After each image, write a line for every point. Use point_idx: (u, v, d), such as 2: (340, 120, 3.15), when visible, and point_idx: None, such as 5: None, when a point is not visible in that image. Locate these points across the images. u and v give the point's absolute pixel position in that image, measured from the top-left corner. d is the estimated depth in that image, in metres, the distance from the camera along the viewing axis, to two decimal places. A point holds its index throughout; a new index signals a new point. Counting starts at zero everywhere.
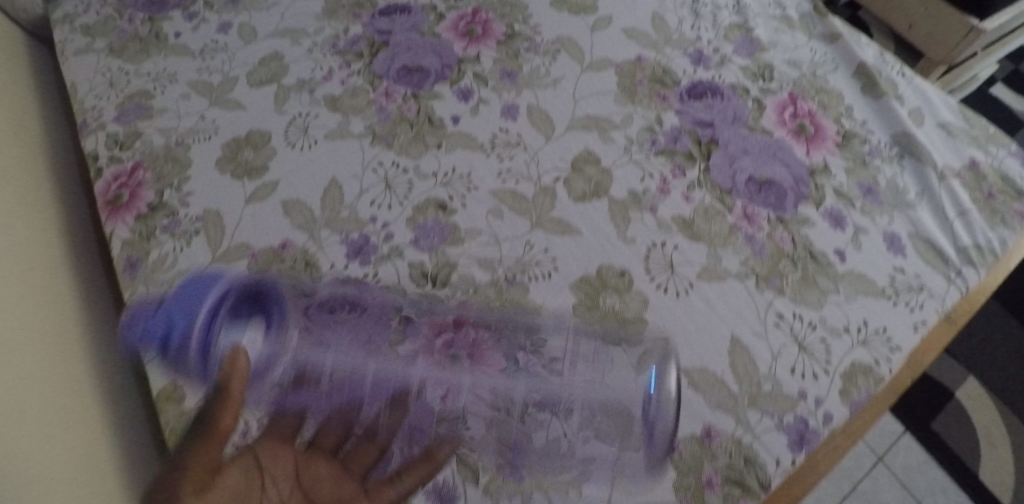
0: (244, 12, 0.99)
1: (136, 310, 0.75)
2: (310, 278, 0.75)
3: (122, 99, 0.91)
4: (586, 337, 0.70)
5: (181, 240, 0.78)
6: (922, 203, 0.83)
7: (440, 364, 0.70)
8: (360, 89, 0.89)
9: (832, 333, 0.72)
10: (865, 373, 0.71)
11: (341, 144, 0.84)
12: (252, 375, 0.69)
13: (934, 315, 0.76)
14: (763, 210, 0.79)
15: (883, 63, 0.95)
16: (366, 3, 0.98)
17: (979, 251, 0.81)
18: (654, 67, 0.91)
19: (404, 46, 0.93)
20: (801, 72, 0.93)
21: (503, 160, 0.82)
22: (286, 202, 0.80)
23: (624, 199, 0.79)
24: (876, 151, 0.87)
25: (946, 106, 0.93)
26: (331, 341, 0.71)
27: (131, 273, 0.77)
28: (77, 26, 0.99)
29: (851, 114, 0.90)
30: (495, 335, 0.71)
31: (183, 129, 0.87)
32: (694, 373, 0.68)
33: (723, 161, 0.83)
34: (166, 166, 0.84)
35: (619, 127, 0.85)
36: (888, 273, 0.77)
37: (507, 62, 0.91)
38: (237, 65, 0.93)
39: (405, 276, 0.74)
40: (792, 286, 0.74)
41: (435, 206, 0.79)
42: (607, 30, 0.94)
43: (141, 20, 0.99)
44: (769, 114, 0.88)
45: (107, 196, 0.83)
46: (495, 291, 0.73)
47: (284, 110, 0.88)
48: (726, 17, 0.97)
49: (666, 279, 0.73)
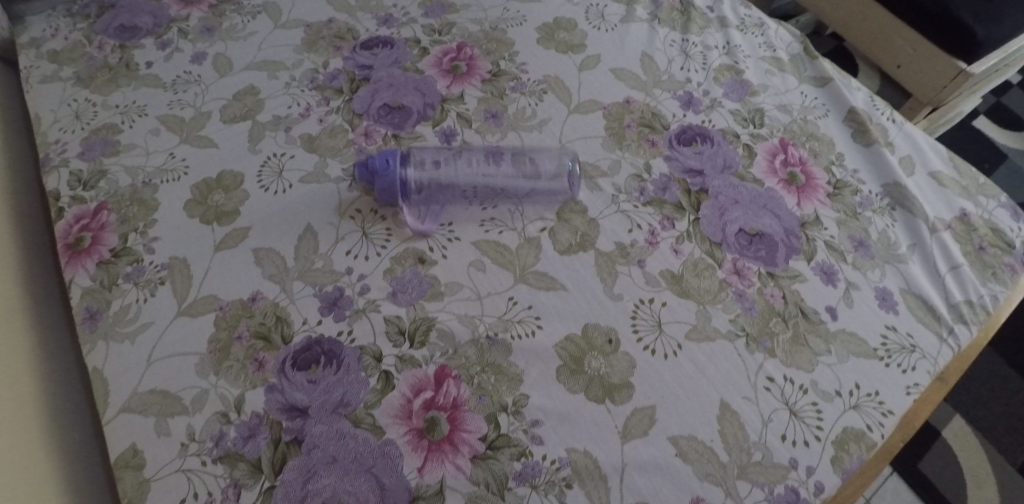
0: (221, 41, 0.92)
1: (94, 367, 0.71)
2: (280, 334, 0.72)
3: (88, 133, 0.84)
4: (570, 401, 0.69)
5: (145, 290, 0.74)
6: (913, 256, 0.81)
7: (418, 425, 0.67)
8: (338, 128, 0.84)
9: (823, 397, 0.71)
10: (858, 439, 0.70)
11: (317, 188, 0.80)
12: (218, 441, 0.67)
13: (927, 376, 0.74)
14: (753, 264, 0.77)
15: (872, 108, 0.92)
16: (347, 34, 0.93)
17: (972, 308, 0.78)
18: (644, 110, 0.88)
19: (386, 82, 0.88)
20: (791, 117, 0.90)
21: (486, 208, 0.80)
22: (257, 250, 0.76)
23: (610, 251, 0.77)
24: (868, 203, 0.84)
25: (936, 154, 0.90)
26: (304, 402, 0.68)
27: (91, 326, 0.73)
28: (44, 52, 0.91)
29: (841, 162, 0.87)
30: (476, 396, 0.69)
31: (152, 168, 0.81)
32: (682, 441, 0.68)
33: (712, 212, 0.80)
34: (131, 208, 0.79)
35: (606, 174, 0.83)
36: (880, 332, 0.75)
37: (492, 101, 0.88)
38: (211, 99, 0.86)
39: (380, 333, 0.72)
40: (782, 346, 0.73)
41: (415, 257, 0.76)
42: (595, 70, 0.91)
43: (112, 47, 0.91)
44: (760, 161, 0.85)
45: (67, 239, 0.77)
46: (476, 351, 0.71)
47: (258, 149, 0.83)
48: (717, 58, 0.94)
49: (654, 340, 0.72)
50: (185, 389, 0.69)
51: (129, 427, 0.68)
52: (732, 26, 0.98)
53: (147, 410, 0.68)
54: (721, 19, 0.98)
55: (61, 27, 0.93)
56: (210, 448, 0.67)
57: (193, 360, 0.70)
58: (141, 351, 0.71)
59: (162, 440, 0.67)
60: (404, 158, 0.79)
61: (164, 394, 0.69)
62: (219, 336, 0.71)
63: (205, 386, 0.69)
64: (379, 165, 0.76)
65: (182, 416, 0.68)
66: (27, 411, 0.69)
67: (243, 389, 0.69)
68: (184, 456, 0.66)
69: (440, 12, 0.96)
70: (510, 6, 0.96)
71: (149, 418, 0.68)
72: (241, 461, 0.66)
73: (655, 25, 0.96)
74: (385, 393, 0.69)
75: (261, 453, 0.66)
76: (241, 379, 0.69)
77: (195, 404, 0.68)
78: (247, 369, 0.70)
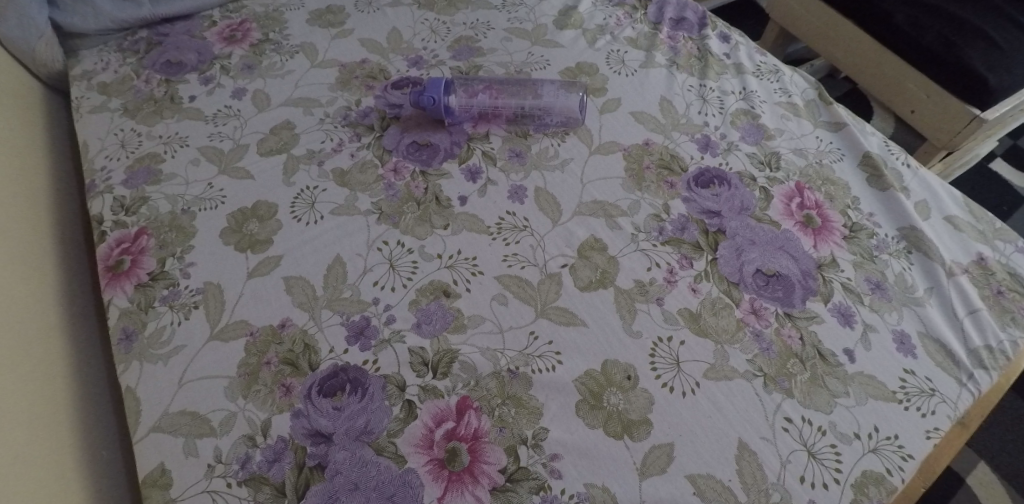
0: (260, 78, 0.96)
1: (128, 387, 0.73)
2: (307, 361, 0.74)
3: (131, 162, 0.88)
4: (589, 435, 0.70)
5: (179, 313, 0.77)
6: (931, 300, 0.81)
7: (439, 455, 0.69)
8: (369, 163, 0.88)
9: (841, 438, 0.71)
10: (877, 482, 0.70)
11: (347, 220, 0.83)
12: (244, 464, 0.69)
13: (946, 421, 0.74)
14: (771, 304, 0.79)
15: (887, 153, 0.93)
16: (378, 74, 0.97)
17: (991, 353, 0.78)
18: (663, 152, 0.90)
19: (414, 121, 0.92)
20: (807, 161, 0.91)
21: (509, 244, 0.82)
22: (288, 278, 0.79)
23: (630, 288, 0.79)
24: (884, 246, 0.85)
25: (952, 198, 0.90)
26: (328, 428, 0.70)
27: (126, 347, 0.75)
28: (94, 84, 0.96)
29: (857, 205, 0.88)
30: (496, 428, 0.71)
31: (191, 197, 0.85)
32: (699, 479, 0.69)
33: (730, 252, 0.82)
34: (169, 234, 0.82)
35: (626, 213, 0.85)
36: (899, 375, 0.76)
37: (516, 141, 0.91)
38: (249, 132, 0.90)
39: (404, 363, 0.73)
40: (800, 387, 0.74)
41: (439, 289, 0.78)
42: (616, 112, 0.94)
43: (158, 81, 0.96)
44: (776, 204, 0.86)
45: (108, 262, 0.81)
46: (498, 384, 0.73)
47: (291, 181, 0.86)
48: (734, 102, 0.96)
49: (673, 377, 0.73)
50: (213, 412, 0.71)
51: (158, 446, 0.70)
52: (748, 72, 1.00)
53: (177, 430, 0.70)
54: (737, 65, 1.01)
55: (111, 61, 0.98)
56: (235, 471, 0.68)
57: (222, 383, 0.72)
58: (173, 373, 0.73)
59: (190, 461, 0.69)
60: (449, 86, 0.89)
61: (194, 415, 0.71)
62: (249, 361, 0.74)
63: (233, 409, 0.71)
64: (429, 99, 0.88)
65: (210, 438, 0.70)
66: (61, 426, 0.71)
67: (269, 414, 0.71)
68: (210, 478, 0.68)
69: (468, 55, 0.99)
70: (535, 50, 1.00)
71: (178, 438, 0.70)
72: (265, 485, 0.68)
73: (674, 70, 0.99)
74: (408, 422, 0.71)
75: (285, 477, 0.68)
76: (268, 403, 0.71)
77: (223, 426, 0.70)
78: (274, 394, 0.72)
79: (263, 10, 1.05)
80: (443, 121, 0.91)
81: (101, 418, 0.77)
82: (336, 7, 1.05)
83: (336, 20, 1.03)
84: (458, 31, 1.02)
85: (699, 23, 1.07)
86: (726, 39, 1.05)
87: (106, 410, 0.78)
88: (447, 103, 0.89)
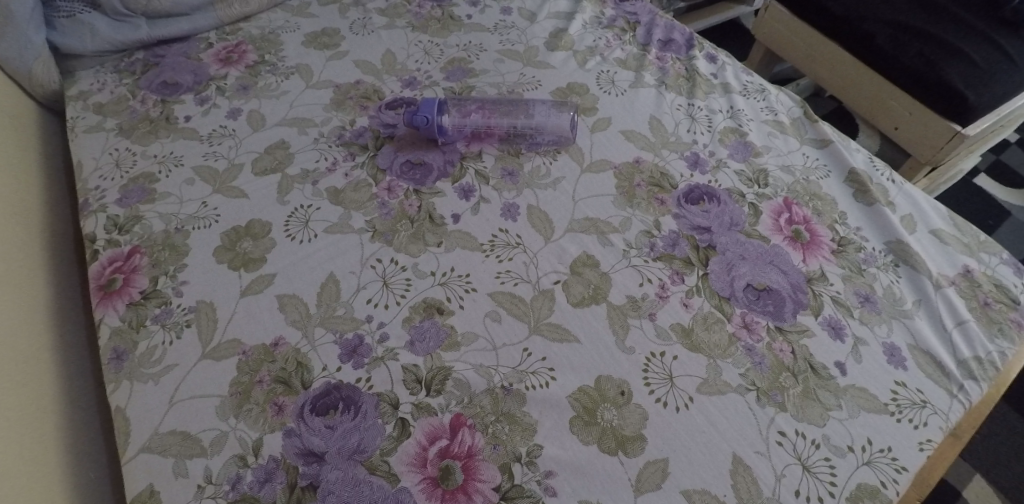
0: (255, 98, 0.97)
1: (118, 407, 0.73)
2: (299, 380, 0.73)
3: (126, 181, 0.88)
4: (582, 451, 0.70)
5: (172, 331, 0.76)
6: (919, 312, 0.82)
7: (432, 473, 0.69)
8: (363, 182, 0.88)
9: (835, 452, 0.72)
10: (871, 495, 0.70)
11: (340, 239, 0.83)
12: (235, 484, 0.68)
13: (939, 433, 0.74)
14: (762, 318, 0.79)
15: (872, 169, 0.95)
16: (372, 94, 0.98)
17: (980, 364, 0.79)
18: (653, 170, 0.91)
19: (408, 141, 0.93)
20: (794, 177, 0.93)
21: (502, 260, 0.82)
22: (281, 296, 0.79)
23: (623, 304, 0.80)
24: (872, 259, 0.86)
25: (936, 212, 0.91)
26: (321, 447, 0.70)
27: (117, 366, 0.75)
28: (90, 104, 0.97)
29: (844, 220, 0.89)
30: (490, 445, 0.70)
31: (185, 216, 0.85)
32: (695, 494, 0.69)
33: (721, 268, 0.83)
34: (163, 253, 0.82)
35: (618, 230, 0.85)
36: (891, 387, 0.76)
37: (509, 160, 0.92)
38: (244, 151, 0.91)
39: (398, 381, 0.73)
40: (793, 401, 0.74)
41: (432, 307, 0.78)
42: (606, 130, 0.95)
43: (154, 101, 0.97)
44: (765, 219, 0.87)
45: (99, 280, 0.81)
46: (492, 400, 0.73)
47: (286, 200, 0.86)
48: (722, 121, 0.98)
49: (666, 392, 0.74)
50: (204, 431, 0.71)
51: (148, 467, 0.69)
52: (735, 91, 1.02)
53: (167, 450, 0.70)
54: (724, 85, 1.03)
55: (107, 81, 0.99)
56: (226, 491, 0.68)
57: (214, 402, 0.72)
58: (164, 392, 0.73)
59: (180, 482, 0.68)
60: (441, 106, 0.90)
61: (184, 435, 0.70)
62: (241, 380, 0.73)
63: (224, 428, 0.71)
64: (421, 118, 0.89)
65: (201, 458, 0.69)
66: (49, 445, 0.70)
67: (262, 433, 0.70)
68: (200, 499, 0.67)
69: (461, 76, 1.01)
70: (526, 71, 1.02)
71: (168, 458, 0.69)
72: None
73: (663, 90, 1.01)
74: (401, 440, 0.70)
75: (277, 497, 0.67)
76: (260, 423, 0.71)
77: (213, 446, 0.70)
78: (266, 412, 0.72)
79: (259, 32, 1.06)
80: (436, 140, 0.92)
81: (89, 439, 0.76)
82: (331, 30, 1.06)
83: (331, 42, 1.04)
84: (451, 52, 1.04)
85: (687, 44, 1.09)
86: (713, 60, 1.07)
87: (96, 432, 0.78)
88: (440, 123, 0.89)
